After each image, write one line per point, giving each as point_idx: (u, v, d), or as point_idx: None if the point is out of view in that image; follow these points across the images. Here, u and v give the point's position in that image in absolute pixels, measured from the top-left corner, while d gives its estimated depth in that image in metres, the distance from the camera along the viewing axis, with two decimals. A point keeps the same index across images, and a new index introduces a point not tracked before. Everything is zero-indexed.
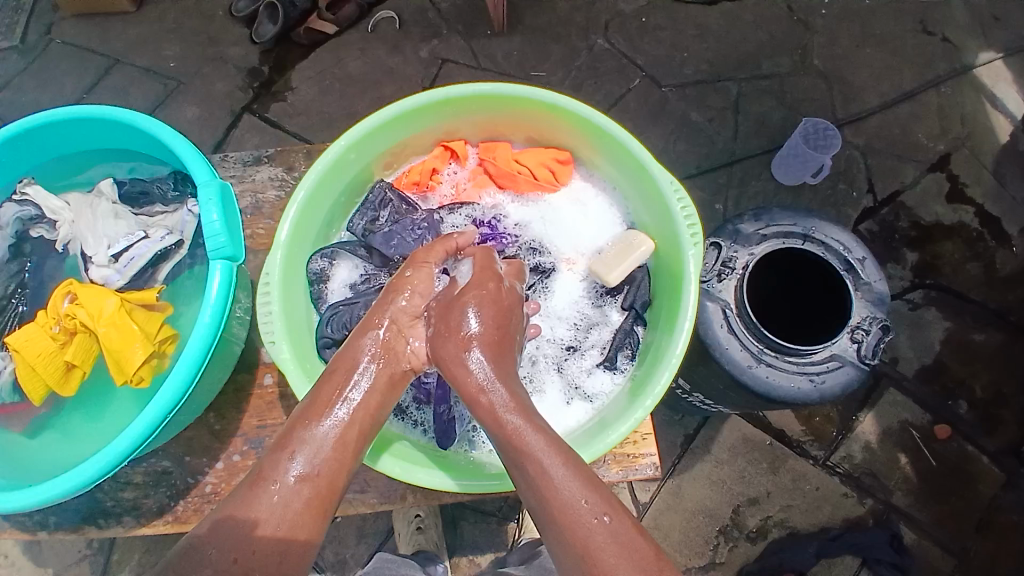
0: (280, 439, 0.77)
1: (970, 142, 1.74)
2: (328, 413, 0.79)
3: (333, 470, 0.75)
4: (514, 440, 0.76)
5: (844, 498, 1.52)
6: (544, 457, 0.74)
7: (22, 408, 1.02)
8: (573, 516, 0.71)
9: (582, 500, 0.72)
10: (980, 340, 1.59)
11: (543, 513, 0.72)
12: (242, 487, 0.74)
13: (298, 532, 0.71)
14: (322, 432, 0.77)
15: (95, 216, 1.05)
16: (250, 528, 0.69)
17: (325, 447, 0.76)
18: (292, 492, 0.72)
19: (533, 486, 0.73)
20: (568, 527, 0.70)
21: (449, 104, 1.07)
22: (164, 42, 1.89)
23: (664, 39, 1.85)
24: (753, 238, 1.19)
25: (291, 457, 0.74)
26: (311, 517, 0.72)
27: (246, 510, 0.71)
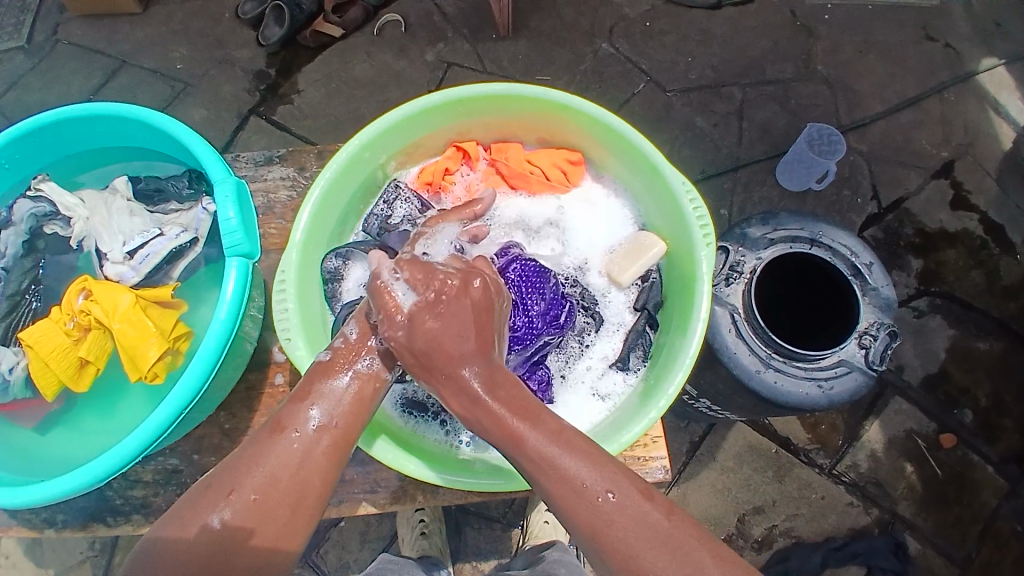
0: (299, 388, 0.80)
1: (973, 150, 1.75)
2: (345, 369, 0.81)
3: (350, 422, 0.79)
4: (505, 432, 0.75)
5: (849, 506, 1.53)
6: (543, 450, 0.74)
7: (33, 404, 1.02)
8: (577, 497, 0.72)
9: (582, 485, 0.72)
10: (984, 348, 1.60)
11: (550, 500, 0.74)
12: (260, 431, 0.77)
13: (316, 481, 0.75)
14: (337, 386, 0.80)
15: (110, 212, 1.06)
16: (268, 474, 0.73)
17: (344, 402, 0.79)
18: (311, 441, 0.76)
19: (531, 472, 0.74)
20: (571, 509, 0.72)
21: (462, 103, 1.08)
22: (171, 44, 1.90)
23: (669, 45, 1.86)
24: (760, 243, 1.21)
25: (310, 407, 0.78)
26: (327, 468, 0.76)
27: (264, 457, 0.74)
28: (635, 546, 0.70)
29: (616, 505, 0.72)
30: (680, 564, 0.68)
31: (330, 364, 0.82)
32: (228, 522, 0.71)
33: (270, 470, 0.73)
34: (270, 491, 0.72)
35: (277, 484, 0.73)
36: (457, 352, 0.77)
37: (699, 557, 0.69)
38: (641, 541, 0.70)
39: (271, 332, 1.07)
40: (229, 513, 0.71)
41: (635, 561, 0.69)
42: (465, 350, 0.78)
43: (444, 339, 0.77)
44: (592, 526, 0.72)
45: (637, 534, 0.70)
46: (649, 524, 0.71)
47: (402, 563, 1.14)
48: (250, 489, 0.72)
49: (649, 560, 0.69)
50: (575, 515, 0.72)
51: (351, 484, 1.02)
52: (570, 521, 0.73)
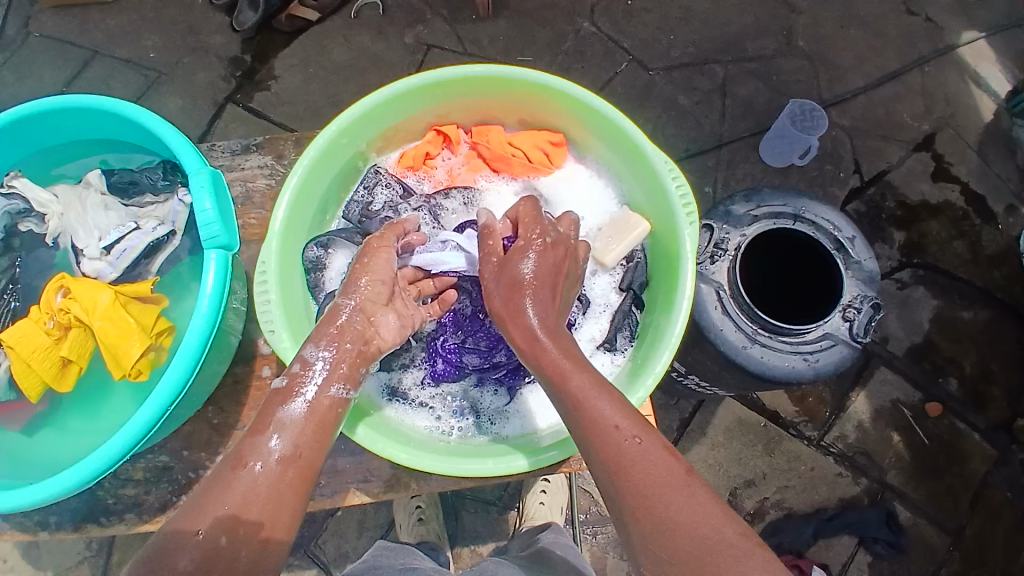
0: (253, 422, 0.78)
1: (954, 121, 1.76)
2: (296, 394, 0.80)
3: (312, 448, 0.77)
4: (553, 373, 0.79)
5: (838, 477, 1.55)
6: (586, 389, 0.77)
7: (18, 406, 1.00)
8: (607, 435, 0.73)
9: (614, 425, 0.74)
10: (966, 317, 1.63)
11: (580, 435, 0.76)
12: (219, 469, 0.74)
13: (283, 510, 0.72)
14: (294, 411, 0.79)
15: (85, 208, 1.04)
16: (235, 508, 0.69)
17: (301, 424, 0.78)
18: (275, 471, 0.73)
19: (569, 407, 0.77)
20: (599, 443, 0.73)
21: (441, 86, 1.07)
22: (143, 32, 1.85)
23: (650, 22, 1.84)
24: (744, 219, 1.21)
25: (270, 435, 0.75)
26: (294, 496, 0.73)
27: (227, 492, 0.71)
28: (649, 484, 0.69)
29: (643, 447, 0.72)
30: (693, 508, 0.67)
31: (284, 390, 0.81)
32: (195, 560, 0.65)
33: (237, 503, 0.70)
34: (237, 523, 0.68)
35: (244, 517, 0.69)
36: (535, 292, 0.84)
37: (714, 507, 0.68)
38: (659, 484, 0.69)
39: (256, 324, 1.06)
40: (197, 554, 0.66)
41: (651, 501, 0.69)
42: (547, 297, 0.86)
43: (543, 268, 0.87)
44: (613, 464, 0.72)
45: (656, 479, 0.70)
46: (665, 467, 0.71)
47: (400, 548, 1.15)
48: (217, 518, 0.68)
49: (664, 501, 0.68)
50: (602, 452, 0.73)
51: (345, 474, 1.02)
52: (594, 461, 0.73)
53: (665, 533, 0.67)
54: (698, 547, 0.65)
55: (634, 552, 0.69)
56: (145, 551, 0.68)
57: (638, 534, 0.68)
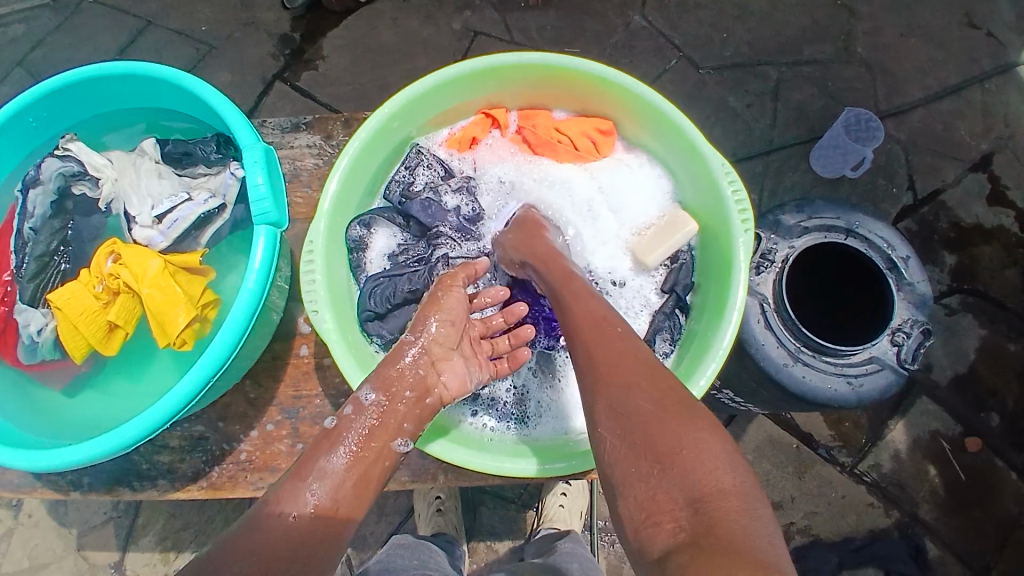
0: (292, 470, 0.77)
1: (1016, 142, 1.69)
2: (340, 447, 0.80)
3: (349, 503, 0.76)
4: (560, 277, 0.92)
5: (869, 507, 1.51)
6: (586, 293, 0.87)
7: (60, 365, 1.03)
8: (595, 324, 0.81)
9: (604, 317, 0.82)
10: (1013, 348, 1.56)
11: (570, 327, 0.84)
12: (252, 514, 0.72)
13: (312, 564, 0.70)
14: (335, 462, 0.78)
15: (139, 175, 1.06)
16: (265, 556, 0.67)
17: (340, 480, 0.77)
18: (308, 522, 0.72)
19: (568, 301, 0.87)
20: (587, 330, 0.81)
21: (496, 72, 1.05)
22: (196, 4, 1.87)
23: (704, 20, 1.80)
24: (794, 230, 1.17)
25: (307, 484, 0.75)
26: (325, 550, 0.71)
27: (259, 537, 0.69)
28: (629, 368, 0.73)
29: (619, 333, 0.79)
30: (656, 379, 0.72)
31: (328, 436, 0.81)
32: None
33: (270, 552, 0.68)
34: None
35: (272, 569, 0.67)
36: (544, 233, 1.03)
37: (675, 383, 0.73)
38: (628, 360, 0.75)
39: (298, 303, 1.06)
40: None
41: (618, 372, 0.74)
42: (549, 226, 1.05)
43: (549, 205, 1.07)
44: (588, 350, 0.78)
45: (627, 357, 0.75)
46: (644, 356, 0.76)
47: (415, 546, 1.15)
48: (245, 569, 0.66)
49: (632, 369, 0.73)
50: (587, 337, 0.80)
51: None
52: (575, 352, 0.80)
53: (624, 393, 0.71)
54: (651, 409, 0.69)
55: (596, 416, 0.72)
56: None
57: (602, 397, 0.72)
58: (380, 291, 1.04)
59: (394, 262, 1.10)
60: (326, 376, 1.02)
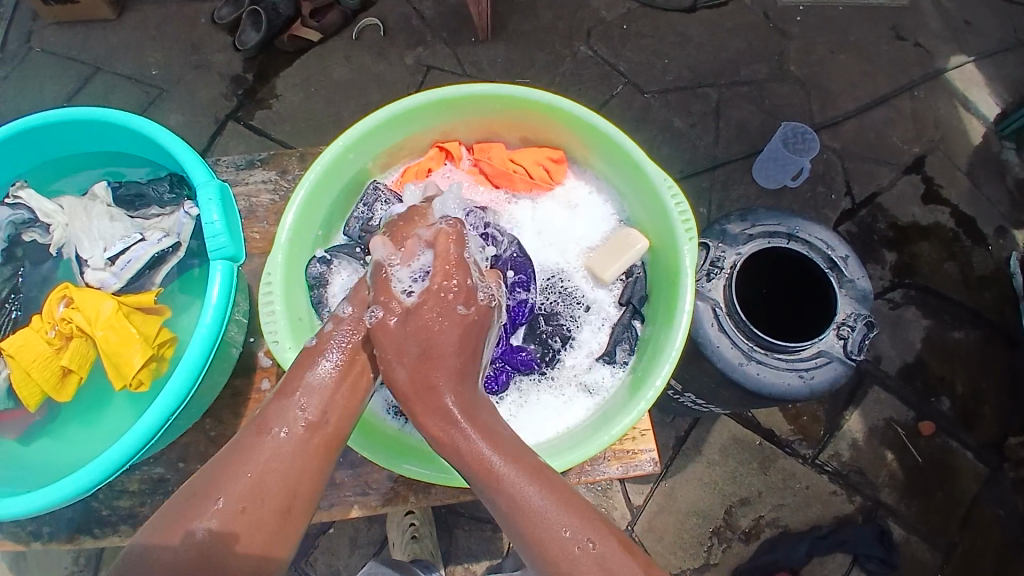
0: (282, 387, 0.80)
1: (944, 145, 1.80)
2: (326, 357, 0.82)
3: (337, 415, 0.79)
4: (487, 478, 0.73)
5: (833, 497, 1.56)
6: (518, 490, 0.72)
7: (17, 417, 1.00)
8: (559, 549, 0.70)
9: (564, 532, 0.71)
10: (958, 338, 1.65)
11: (524, 542, 0.72)
12: (244, 433, 0.77)
13: (304, 479, 0.75)
14: (322, 375, 0.81)
15: (90, 219, 1.05)
16: (258, 478, 0.73)
17: (328, 392, 0.80)
18: (299, 438, 0.76)
19: (513, 522, 0.72)
20: (554, 559, 0.70)
21: (446, 104, 1.09)
22: (146, 49, 1.88)
23: (646, 46, 1.89)
24: (740, 238, 1.22)
25: (295, 402, 0.78)
26: (317, 462, 0.76)
27: (249, 463, 0.73)
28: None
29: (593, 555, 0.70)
30: None
31: (312, 351, 0.83)
32: (214, 526, 0.70)
33: (262, 472, 0.73)
34: (255, 495, 0.72)
35: (264, 486, 0.73)
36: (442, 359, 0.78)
37: None
38: None
39: (257, 335, 1.06)
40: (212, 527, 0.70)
41: None
42: (445, 370, 0.78)
43: (438, 338, 0.79)
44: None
45: None
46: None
47: (393, 566, 1.14)
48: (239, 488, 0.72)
49: None
50: (556, 568, 0.70)
51: (343, 486, 1.02)
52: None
53: None
54: None
55: None
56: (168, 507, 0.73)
57: None
58: None
59: None
60: None
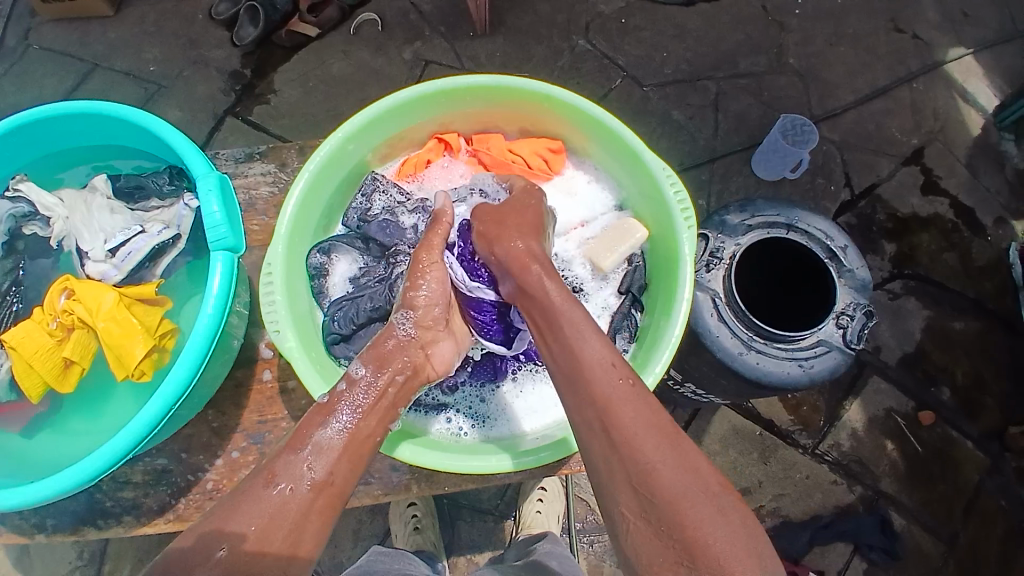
0: (292, 437, 0.78)
1: (943, 136, 1.80)
2: (335, 416, 0.80)
3: (345, 477, 0.76)
4: (553, 309, 0.83)
5: (834, 486, 1.56)
6: (581, 323, 0.80)
7: (17, 408, 1.01)
8: (602, 370, 0.75)
9: (611, 362, 0.76)
10: (958, 327, 1.65)
11: (571, 373, 0.77)
12: (249, 483, 0.73)
13: (308, 532, 0.72)
14: (331, 436, 0.78)
15: (90, 211, 1.05)
16: (262, 531, 0.69)
17: (338, 453, 0.77)
18: (305, 497, 0.73)
19: (567, 341, 0.79)
20: (593, 377, 0.75)
21: (445, 95, 1.09)
22: (144, 45, 1.88)
23: (644, 39, 1.88)
24: (738, 229, 1.23)
25: (303, 456, 0.75)
26: (321, 521, 0.73)
27: (253, 513, 0.70)
28: (646, 436, 0.70)
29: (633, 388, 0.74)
30: (678, 457, 0.69)
31: (324, 407, 0.80)
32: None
33: (265, 523, 0.69)
34: (264, 538, 0.69)
35: (271, 532, 0.69)
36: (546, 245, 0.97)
37: (696, 457, 0.71)
38: (645, 426, 0.71)
39: (258, 327, 1.07)
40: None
41: (637, 443, 0.70)
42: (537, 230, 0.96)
43: (531, 211, 0.98)
44: (590, 409, 0.74)
45: (644, 423, 0.71)
46: (654, 415, 0.73)
47: (395, 554, 1.14)
48: (250, 533, 0.68)
49: (649, 444, 0.70)
50: (597, 397, 0.74)
51: None
52: (576, 410, 0.75)
53: (648, 471, 0.68)
54: (683, 488, 0.67)
55: (612, 489, 0.70)
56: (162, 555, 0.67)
57: (622, 472, 0.69)
58: (344, 313, 1.04)
59: (357, 285, 1.10)
60: (291, 398, 1.03)
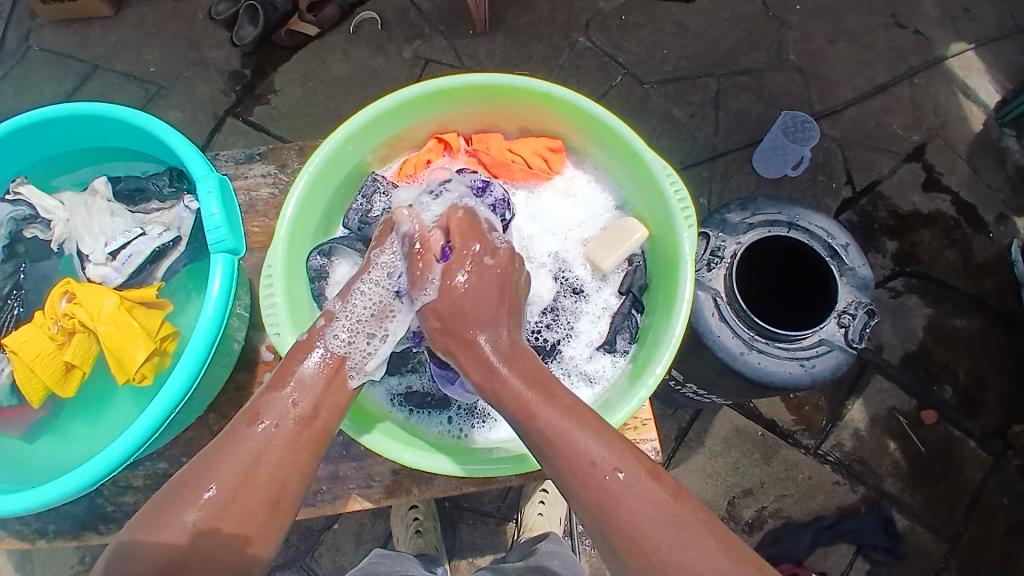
0: (273, 379, 0.81)
1: (944, 132, 1.80)
2: (316, 350, 0.83)
3: (329, 411, 0.80)
4: (521, 409, 0.76)
5: (835, 486, 1.56)
6: (553, 421, 0.74)
7: (19, 412, 1.01)
8: (587, 476, 0.72)
9: (592, 461, 0.72)
10: (960, 325, 1.65)
11: (559, 475, 0.74)
12: (235, 423, 0.77)
13: (293, 471, 0.75)
14: (308, 371, 0.82)
15: (91, 214, 1.05)
16: (246, 469, 0.72)
17: (320, 386, 0.81)
18: (288, 432, 0.76)
19: (543, 447, 0.74)
20: (581, 485, 0.72)
21: (443, 95, 1.09)
22: (143, 47, 1.87)
23: (644, 37, 1.88)
24: (740, 227, 1.23)
25: (283, 394, 0.79)
26: (306, 455, 0.77)
27: (239, 451, 0.74)
28: (649, 537, 0.68)
29: (626, 484, 0.71)
30: (684, 547, 0.68)
31: (304, 344, 0.84)
32: (204, 518, 0.70)
33: (248, 462, 0.73)
34: (246, 484, 0.72)
35: (254, 477, 0.73)
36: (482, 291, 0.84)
37: (704, 538, 0.68)
38: (647, 521, 0.69)
39: (259, 330, 1.07)
40: (205, 512, 0.70)
41: (641, 542, 0.69)
42: (484, 318, 0.83)
43: (469, 302, 0.84)
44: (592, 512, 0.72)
45: (645, 519, 0.69)
46: (657, 503, 0.70)
47: (396, 556, 1.14)
48: (232, 478, 0.72)
49: (655, 543, 0.68)
50: (589, 496, 0.71)
51: (347, 479, 1.03)
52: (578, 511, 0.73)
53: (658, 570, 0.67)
54: None
55: None
56: (157, 498, 0.73)
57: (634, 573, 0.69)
58: None
59: None
60: None
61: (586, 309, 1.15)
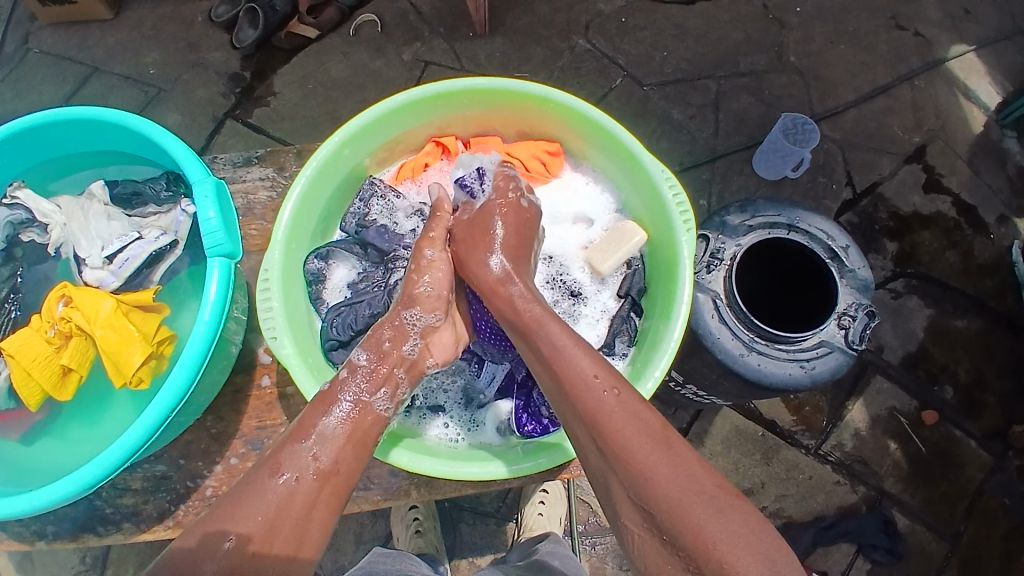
0: (294, 429, 0.82)
1: (945, 133, 1.79)
2: (335, 407, 0.84)
3: (350, 467, 0.81)
4: (534, 328, 0.88)
5: (836, 486, 1.56)
6: (561, 341, 0.85)
7: (17, 415, 1.01)
8: (585, 385, 0.79)
9: (593, 373, 0.80)
10: (960, 326, 1.64)
11: (559, 388, 0.82)
12: (254, 474, 0.77)
13: (314, 525, 0.75)
14: (332, 426, 0.82)
15: (88, 218, 1.05)
16: (269, 519, 0.73)
17: (341, 440, 0.81)
18: (309, 485, 0.77)
19: (550, 362, 0.84)
20: (580, 395, 0.79)
21: (441, 98, 1.09)
22: (143, 49, 1.87)
23: (644, 39, 1.88)
24: (739, 229, 1.22)
25: (307, 447, 0.79)
26: (325, 510, 0.77)
27: (262, 500, 0.74)
28: (634, 447, 0.73)
29: (619, 398, 0.78)
30: (669, 458, 0.73)
31: (328, 396, 0.85)
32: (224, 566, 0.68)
33: (270, 514, 0.73)
34: (270, 533, 0.72)
35: (278, 528, 0.73)
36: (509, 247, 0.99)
37: (687, 456, 0.73)
38: (635, 432, 0.75)
39: (256, 333, 1.06)
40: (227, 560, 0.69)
41: (628, 450, 0.73)
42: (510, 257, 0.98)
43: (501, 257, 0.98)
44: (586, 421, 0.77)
45: (634, 431, 0.75)
46: (646, 420, 0.76)
47: (396, 555, 1.13)
48: (256, 528, 0.71)
49: (642, 451, 0.73)
50: (584, 407, 0.78)
51: None
52: (574, 425, 0.79)
53: (643, 477, 0.72)
54: (675, 492, 0.70)
55: (616, 498, 0.74)
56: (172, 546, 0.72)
57: (619, 480, 0.73)
58: (342, 318, 1.04)
59: (355, 290, 1.10)
60: (290, 404, 1.03)
61: (584, 312, 1.14)
